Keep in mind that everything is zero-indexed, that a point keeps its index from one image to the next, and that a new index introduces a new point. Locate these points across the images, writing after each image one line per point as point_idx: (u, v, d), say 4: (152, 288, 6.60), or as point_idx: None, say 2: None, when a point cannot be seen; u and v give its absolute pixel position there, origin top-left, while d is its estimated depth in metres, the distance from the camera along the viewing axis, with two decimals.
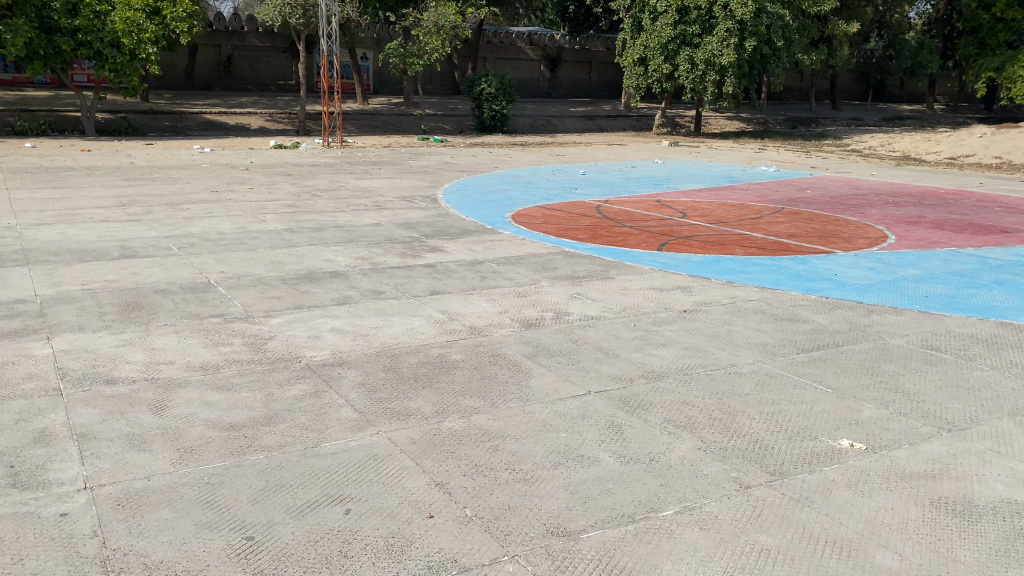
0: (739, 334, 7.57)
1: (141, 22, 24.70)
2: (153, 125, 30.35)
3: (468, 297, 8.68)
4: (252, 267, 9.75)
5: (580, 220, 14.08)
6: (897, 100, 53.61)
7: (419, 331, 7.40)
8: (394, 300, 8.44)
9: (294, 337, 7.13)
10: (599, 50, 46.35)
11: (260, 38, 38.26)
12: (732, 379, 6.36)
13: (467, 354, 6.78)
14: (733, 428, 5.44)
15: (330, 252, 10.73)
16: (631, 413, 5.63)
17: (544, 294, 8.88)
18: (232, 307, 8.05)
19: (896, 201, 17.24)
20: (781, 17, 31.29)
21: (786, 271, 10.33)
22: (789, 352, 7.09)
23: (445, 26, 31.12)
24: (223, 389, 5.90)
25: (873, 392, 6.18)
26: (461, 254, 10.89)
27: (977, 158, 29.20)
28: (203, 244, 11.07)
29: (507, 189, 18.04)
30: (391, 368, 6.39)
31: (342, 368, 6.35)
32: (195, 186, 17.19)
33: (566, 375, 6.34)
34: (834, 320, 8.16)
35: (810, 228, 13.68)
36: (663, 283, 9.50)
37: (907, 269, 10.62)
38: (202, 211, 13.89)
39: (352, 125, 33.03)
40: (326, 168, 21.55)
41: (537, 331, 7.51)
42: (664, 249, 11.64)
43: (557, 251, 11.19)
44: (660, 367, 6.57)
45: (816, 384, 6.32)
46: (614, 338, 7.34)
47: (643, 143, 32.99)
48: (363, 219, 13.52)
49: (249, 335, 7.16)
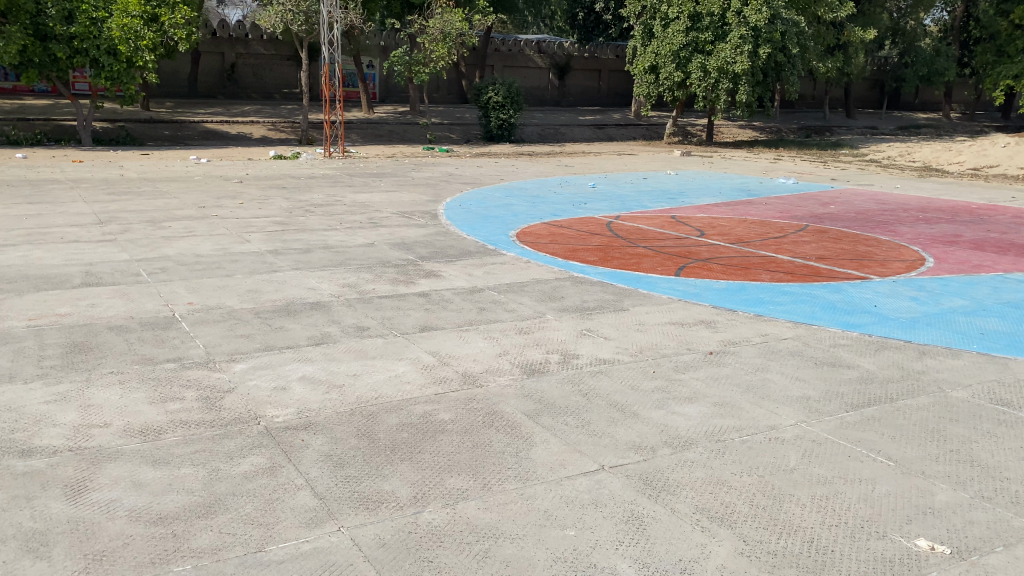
0: (776, 385, 6.50)
1: (139, 28, 23.84)
2: (152, 134, 29.55)
3: (463, 334, 7.64)
4: (225, 297, 8.76)
5: (589, 238, 13.08)
6: (912, 108, 52.55)
7: (403, 380, 6.36)
8: (378, 339, 7.40)
9: (256, 390, 6.11)
10: (609, 58, 45.44)
11: (264, 46, 37.46)
12: (773, 448, 5.32)
13: (458, 413, 5.74)
14: (781, 521, 4.41)
15: (315, 278, 9.75)
16: (655, 498, 4.61)
17: (550, 331, 7.84)
18: (194, 349, 7.04)
19: (926, 217, 16.15)
20: (796, 24, 30.31)
21: (821, 301, 9.28)
22: (836, 409, 6.03)
23: (451, 34, 30.17)
24: (159, 464, 4.88)
25: (945, 466, 5.12)
26: (458, 280, 9.87)
27: (1001, 169, 28.02)
28: (177, 269, 10.09)
29: (513, 203, 17.06)
30: (366, 433, 5.37)
31: (308, 433, 5.35)
32: (184, 201, 16.27)
33: (575, 442, 5.30)
34: (882, 365, 7.09)
35: (839, 249, 12.61)
36: (684, 316, 8.48)
37: (954, 299, 9.56)
38: (183, 229, 12.95)
39: (355, 134, 32.12)
40: (325, 180, 20.61)
41: (540, 380, 6.48)
42: (682, 274, 10.60)
43: (564, 277, 10.17)
44: (686, 432, 5.53)
45: (874, 455, 5.26)
46: (630, 390, 6.28)
47: (654, 153, 32.05)
48: (355, 238, 12.53)
49: (205, 387, 6.15)
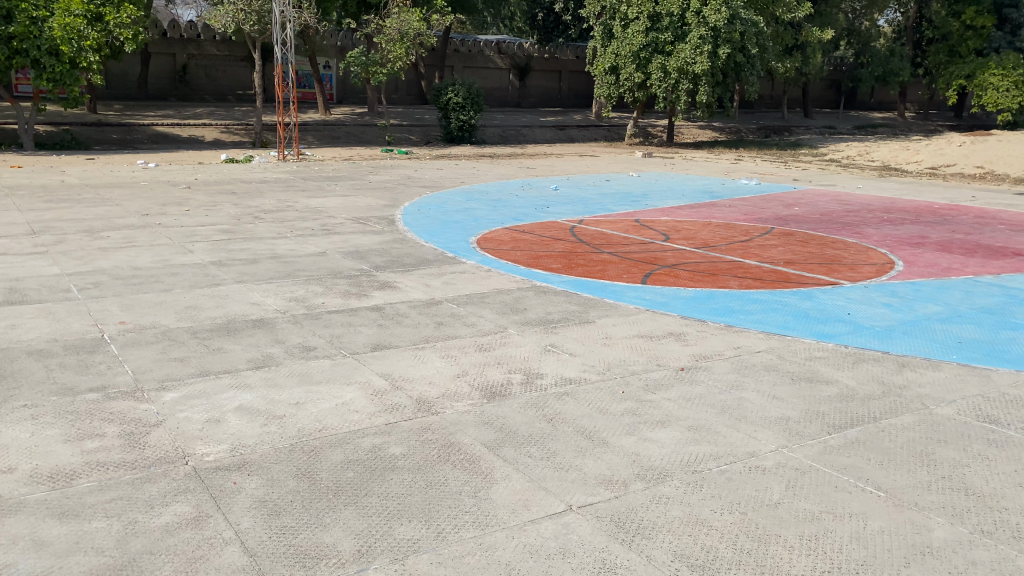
0: (752, 405, 6.07)
1: (82, 28, 22.85)
2: (99, 138, 28.48)
3: (419, 353, 7.10)
4: (161, 315, 8.13)
5: (552, 244, 12.62)
6: (868, 108, 53.20)
7: (350, 409, 5.80)
8: (326, 361, 6.84)
9: (186, 424, 5.52)
10: (569, 59, 45.14)
11: (217, 47, 36.42)
12: (754, 479, 4.89)
13: (410, 446, 5.21)
14: (767, 568, 3.97)
15: (260, 291, 9.14)
16: (629, 544, 4.13)
17: (512, 348, 7.33)
18: (121, 376, 6.41)
19: (891, 218, 15.97)
20: (754, 24, 30.24)
21: (792, 310, 8.92)
22: (817, 432, 5.62)
23: (409, 34, 29.54)
24: (68, 517, 4.29)
25: (938, 496, 4.73)
26: (414, 291, 9.33)
27: (958, 168, 28.21)
28: (111, 284, 9.40)
29: (473, 207, 16.55)
30: (307, 473, 4.82)
31: (241, 475, 4.80)
32: (127, 208, 15.48)
33: (539, 479, 4.80)
34: (862, 380, 6.71)
35: (807, 252, 12.31)
36: (652, 328, 8.05)
37: (928, 305, 9.27)
38: (123, 239, 12.22)
39: (312, 136, 31.33)
40: (277, 184, 19.88)
41: (501, 405, 5.97)
42: (649, 281, 10.18)
43: (526, 287, 9.70)
44: (659, 462, 5.08)
45: (862, 484, 4.86)
46: (599, 414, 5.81)
47: (615, 154, 31.78)
48: (307, 247, 11.92)
49: (130, 421, 5.54)
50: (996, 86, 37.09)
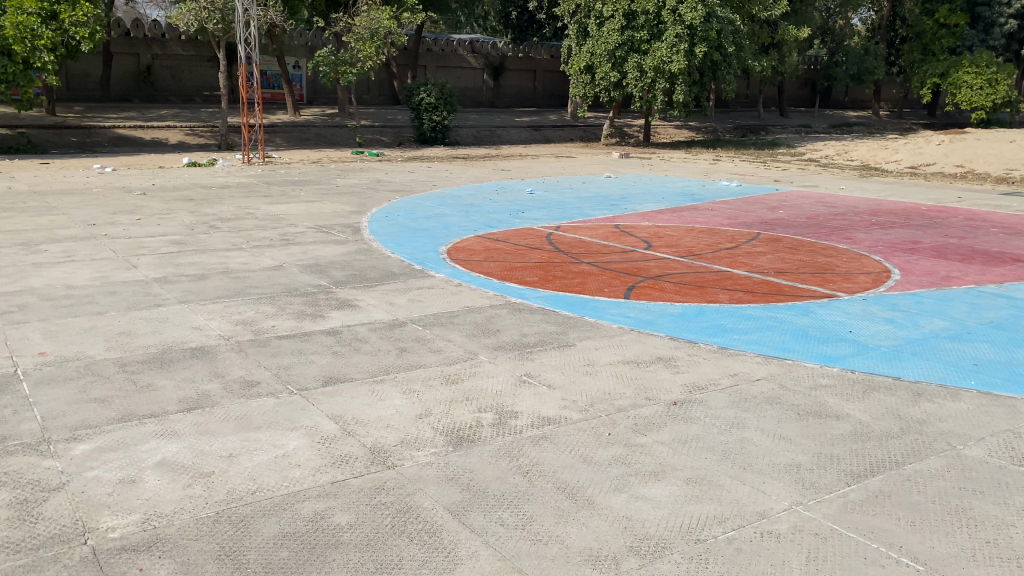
0: (756, 449, 5.30)
1: (35, 27, 21.68)
2: (56, 142, 27.30)
3: (376, 388, 6.24)
4: (89, 344, 7.21)
5: (527, 254, 11.80)
6: (842, 106, 52.98)
7: (292, 463, 4.96)
8: (268, 401, 5.95)
9: (93, 486, 4.64)
10: (543, 58, 44.36)
11: (182, 47, 35.27)
12: (769, 549, 4.11)
13: (360, 513, 4.38)
14: None
15: (203, 314, 8.23)
16: None
17: (483, 380, 6.50)
18: (25, 424, 5.48)
19: (879, 221, 15.35)
20: (731, 21, 29.57)
21: (790, 328, 8.19)
22: (834, 483, 4.86)
23: (378, 32, 28.56)
24: None
25: (986, 570, 3.97)
26: (376, 311, 8.50)
27: (938, 167, 27.77)
28: (39, 306, 8.45)
29: (444, 213, 15.70)
30: (230, 554, 3.97)
31: (151, 558, 3.93)
32: (75, 218, 14.46)
33: (514, 556, 4.00)
34: (876, 414, 5.95)
35: (797, 261, 11.62)
36: (638, 352, 7.27)
37: (933, 320, 8.57)
38: (62, 252, 11.25)
39: (279, 138, 30.30)
40: (239, 189, 18.90)
41: (470, 453, 5.15)
42: (632, 296, 9.40)
43: (499, 304, 8.87)
44: (655, 528, 4.29)
45: (895, 554, 4.10)
46: (582, 464, 5.01)
47: (592, 155, 31.09)
48: (262, 260, 11.00)
49: (25, 485, 4.64)
50: (969, 83, 37.04)
